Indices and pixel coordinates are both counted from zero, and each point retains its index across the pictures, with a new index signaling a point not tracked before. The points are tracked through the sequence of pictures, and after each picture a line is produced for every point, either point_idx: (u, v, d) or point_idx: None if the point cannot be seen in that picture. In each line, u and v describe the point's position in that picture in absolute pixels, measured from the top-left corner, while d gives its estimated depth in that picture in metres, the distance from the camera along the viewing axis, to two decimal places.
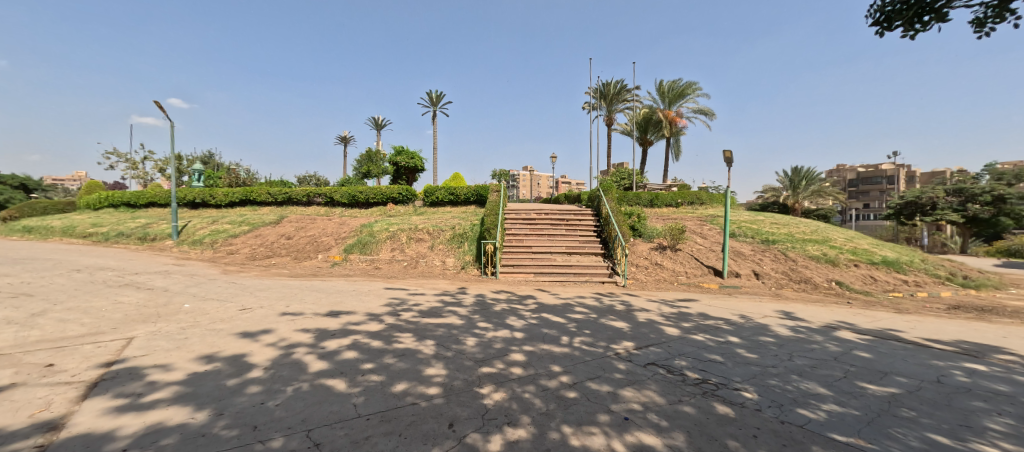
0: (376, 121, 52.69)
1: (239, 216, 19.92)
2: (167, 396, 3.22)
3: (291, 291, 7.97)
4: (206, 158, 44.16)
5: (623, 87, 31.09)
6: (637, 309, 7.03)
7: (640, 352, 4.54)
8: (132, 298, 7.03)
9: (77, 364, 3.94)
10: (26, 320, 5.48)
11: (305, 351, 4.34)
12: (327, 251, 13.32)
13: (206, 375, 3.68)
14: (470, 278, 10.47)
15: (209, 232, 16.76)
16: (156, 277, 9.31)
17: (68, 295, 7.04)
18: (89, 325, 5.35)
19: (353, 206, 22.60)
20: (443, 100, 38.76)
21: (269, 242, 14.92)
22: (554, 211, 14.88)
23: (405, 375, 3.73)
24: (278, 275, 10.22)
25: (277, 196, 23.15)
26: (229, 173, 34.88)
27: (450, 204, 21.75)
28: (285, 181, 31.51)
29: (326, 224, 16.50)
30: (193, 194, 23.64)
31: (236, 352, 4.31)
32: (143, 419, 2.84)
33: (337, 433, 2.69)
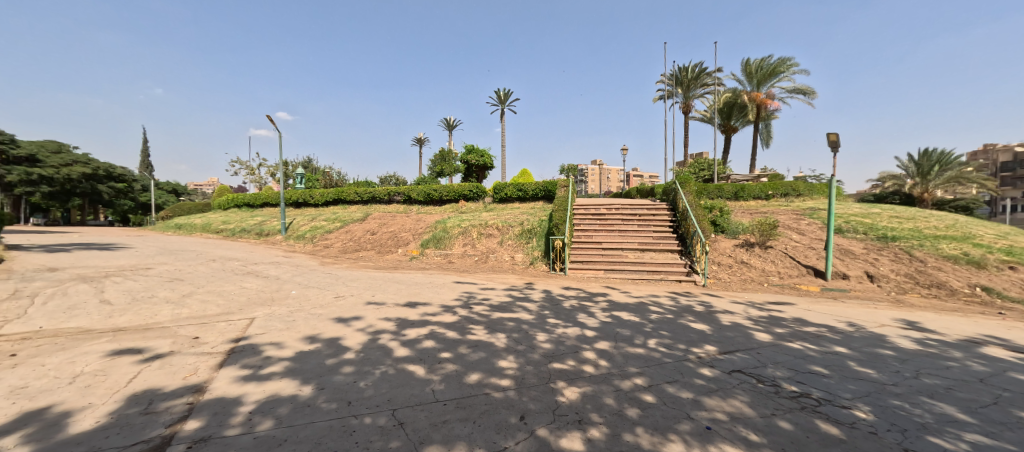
0: (447, 121, 55.11)
1: (333, 214, 22.30)
2: (281, 370, 3.74)
3: (375, 282, 8.72)
4: (306, 163, 50.18)
5: (703, 70, 28.73)
6: (720, 310, 6.49)
7: (726, 358, 4.19)
8: (252, 284, 8.26)
9: (215, 338, 4.74)
10: (179, 300, 6.74)
11: (389, 337, 4.72)
12: (406, 245, 14.32)
13: (309, 353, 4.20)
14: (539, 274, 10.52)
15: (309, 229, 18.98)
16: (269, 266, 10.83)
17: (207, 280, 8.52)
18: (221, 306, 6.41)
19: (428, 204, 23.98)
20: (511, 97, 39.40)
21: (357, 237, 16.49)
22: (626, 206, 14.28)
23: (479, 366, 3.88)
24: (365, 267, 11.26)
25: (363, 196, 25.42)
26: (324, 176, 39.14)
27: (519, 200, 22.00)
28: (370, 182, 34.52)
29: (405, 221, 17.74)
30: (297, 195, 27.01)
31: (333, 335, 4.85)
32: (263, 389, 3.32)
33: (418, 415, 2.89)
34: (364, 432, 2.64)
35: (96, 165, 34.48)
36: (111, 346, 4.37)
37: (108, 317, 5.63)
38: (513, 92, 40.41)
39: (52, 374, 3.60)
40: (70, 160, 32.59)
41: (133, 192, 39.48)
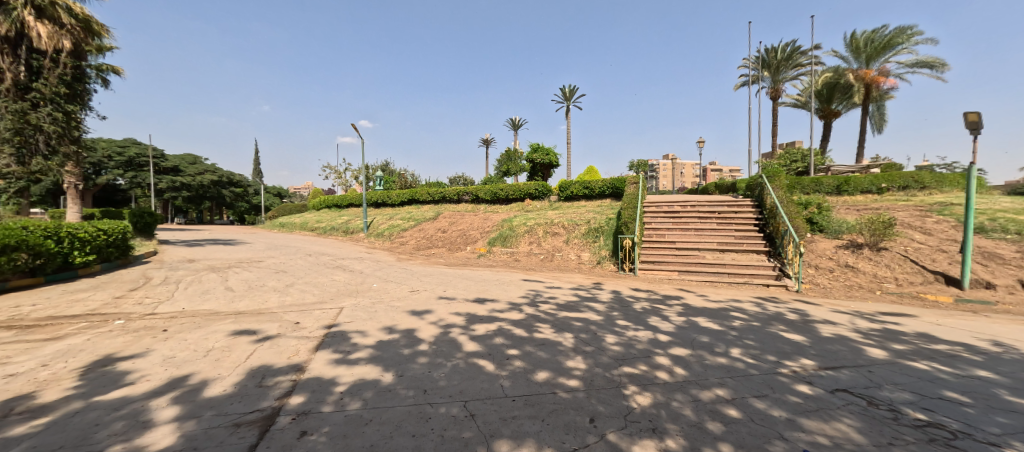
0: (512, 121, 55.90)
1: (408, 213, 23.84)
2: (366, 356, 4.09)
3: (446, 278, 9.14)
4: (384, 166, 54.27)
5: (796, 49, 25.67)
6: (819, 320, 5.74)
7: (826, 375, 3.70)
8: (340, 277, 9.14)
9: (311, 324, 5.34)
10: (282, 289, 7.69)
11: (459, 332, 4.92)
12: (474, 243, 14.81)
13: (389, 343, 4.54)
14: (607, 274, 10.21)
15: (387, 227, 20.49)
16: (354, 261, 11.90)
17: (304, 273, 9.62)
18: (315, 296, 7.19)
19: (495, 203, 24.53)
20: (577, 93, 38.78)
21: (429, 235, 17.43)
22: (704, 203, 13.26)
23: (547, 365, 3.87)
24: (437, 264, 11.86)
25: (434, 196, 26.79)
26: (400, 178, 42.03)
27: (585, 198, 21.56)
28: (440, 183, 36.35)
29: (473, 220, 18.33)
30: (377, 196, 29.33)
31: (409, 327, 5.18)
32: (351, 372, 3.66)
33: (488, 408, 2.97)
34: (439, 421, 2.78)
35: (221, 173, 40.85)
36: (232, 327, 5.13)
37: (230, 301, 6.63)
38: (578, 88, 39.73)
39: (191, 347, 4.33)
40: (202, 170, 38.99)
41: (248, 195, 46.09)
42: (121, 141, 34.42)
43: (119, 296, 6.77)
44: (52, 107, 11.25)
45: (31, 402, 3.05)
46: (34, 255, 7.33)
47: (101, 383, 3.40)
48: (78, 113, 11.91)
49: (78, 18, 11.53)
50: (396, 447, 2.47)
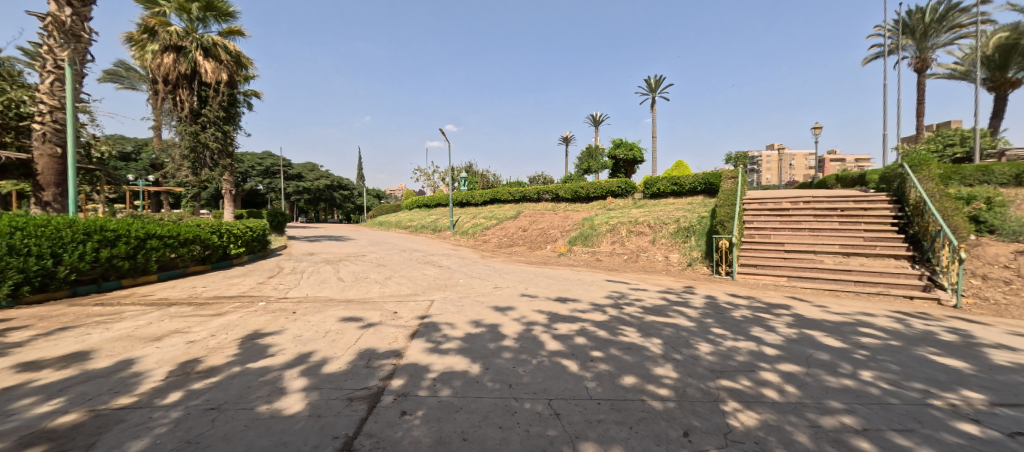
0: (593, 117, 54.56)
1: (490, 212, 24.69)
2: (455, 347, 4.35)
3: (528, 276, 9.28)
4: (468, 168, 56.97)
5: (952, 7, 20.88)
6: (988, 344, 4.61)
7: (999, 413, 2.96)
8: (430, 272, 9.84)
9: (406, 314, 5.84)
10: (382, 281, 8.53)
11: (542, 330, 4.97)
12: (554, 242, 14.78)
13: (476, 336, 4.76)
14: (700, 277, 9.42)
15: (471, 225, 21.48)
16: (442, 258, 12.71)
17: (400, 267, 10.55)
18: (410, 288, 7.85)
19: (576, 201, 24.18)
20: (664, 84, 36.42)
21: (510, 233, 17.85)
22: (821, 198, 11.50)
23: (633, 370, 3.71)
24: (518, 262, 12.10)
25: (515, 195, 27.34)
26: (483, 178, 43.76)
27: (673, 195, 20.15)
28: (521, 182, 37.05)
29: (553, 218, 18.30)
30: (462, 196, 30.92)
31: (494, 322, 5.37)
32: (442, 361, 3.92)
33: (573, 409, 2.95)
34: (524, 416, 2.84)
35: (333, 178, 46.73)
36: (344, 313, 5.85)
37: (341, 290, 7.55)
38: (665, 78, 37.27)
39: (313, 328, 5.04)
40: (319, 176, 45.02)
41: (353, 198, 52.02)
42: (260, 153, 41.35)
43: (261, 282, 8.16)
44: (214, 128, 13.97)
45: (204, 365, 3.83)
46: (205, 247, 9.18)
47: (250, 353, 4.13)
48: (232, 132, 14.61)
49: (232, 54, 14.12)
50: (485, 436, 2.58)
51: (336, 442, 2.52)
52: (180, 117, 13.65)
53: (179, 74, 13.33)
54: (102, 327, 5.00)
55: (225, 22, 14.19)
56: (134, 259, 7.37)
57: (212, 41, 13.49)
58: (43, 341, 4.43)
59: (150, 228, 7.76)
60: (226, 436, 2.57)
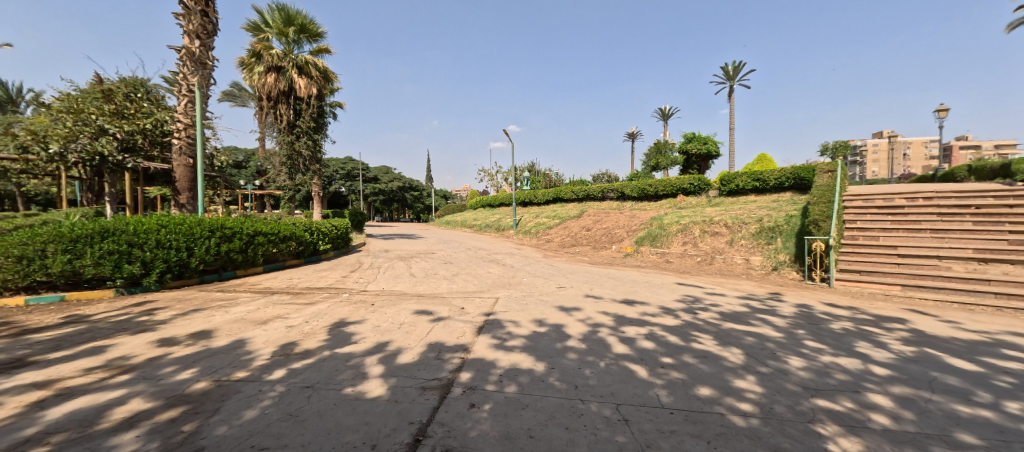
0: (662, 111, 51.71)
1: (553, 211, 24.55)
2: (520, 345, 4.40)
3: (592, 276, 9.09)
4: (530, 167, 57.25)
5: None
6: None
7: None
8: (495, 270, 10.06)
9: (473, 310, 6.04)
10: (450, 278, 8.90)
11: (608, 332, 4.84)
12: (620, 242, 14.29)
13: (540, 335, 4.78)
14: (787, 283, 8.50)
15: (534, 224, 21.60)
16: (506, 256, 12.92)
17: (466, 265, 10.93)
18: (476, 285, 8.10)
19: (643, 199, 23.14)
20: (743, 70, 33.40)
21: (573, 233, 17.60)
22: (948, 194, 9.73)
23: (710, 380, 3.46)
24: (582, 262, 11.89)
25: (578, 194, 26.91)
26: (545, 177, 43.72)
27: (755, 191, 18.41)
28: (584, 181, 36.33)
29: (618, 218, 17.69)
30: (525, 195, 31.17)
31: (558, 322, 5.34)
32: (508, 358, 3.99)
33: (644, 416, 2.83)
34: (591, 419, 2.79)
35: (404, 180, 49.82)
36: (416, 307, 6.22)
37: (413, 285, 8.03)
38: (746, 64, 34.13)
39: (389, 320, 5.43)
40: (392, 178, 48.26)
41: (423, 198, 54.98)
42: (342, 158, 45.42)
43: (344, 276, 8.98)
44: (307, 138, 15.68)
45: (300, 347, 4.32)
46: (299, 243, 10.34)
47: (337, 339, 4.58)
48: (320, 140, 16.28)
49: (320, 71, 15.69)
50: (552, 436, 2.58)
51: (411, 427, 2.69)
52: (280, 128, 15.52)
53: (278, 91, 15.13)
54: (221, 310, 5.86)
55: (315, 41, 15.76)
56: (245, 253, 8.53)
57: (305, 60, 15.11)
58: (180, 320, 5.32)
59: (257, 226, 8.92)
60: (319, 413, 2.87)
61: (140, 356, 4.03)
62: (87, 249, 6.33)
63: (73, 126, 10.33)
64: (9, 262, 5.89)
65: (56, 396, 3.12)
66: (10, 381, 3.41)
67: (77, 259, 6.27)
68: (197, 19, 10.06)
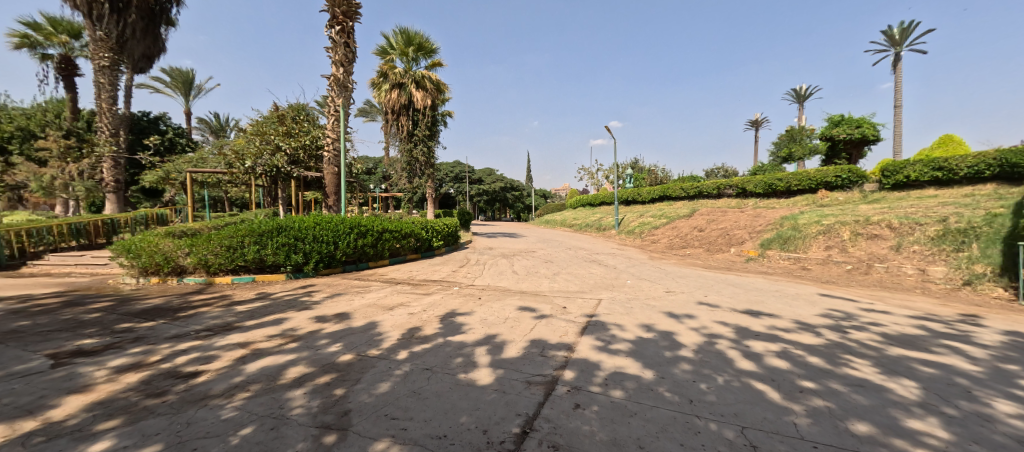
0: (796, 91, 44.38)
1: (659, 210, 22.97)
2: (626, 349, 4.24)
3: (707, 282, 8.26)
4: (633, 163, 54.46)
5: None
6: None
7: None
8: (597, 271, 9.83)
9: (575, 310, 6.00)
10: (551, 276, 8.98)
11: (728, 345, 4.35)
12: (741, 245, 12.69)
13: (648, 341, 4.52)
14: (988, 303, 6.54)
15: (638, 224, 20.47)
16: (608, 257, 12.52)
17: (567, 264, 10.90)
18: (577, 285, 8.02)
19: (770, 196, 20.18)
20: (915, 31, 26.72)
21: (683, 234, 16.21)
22: None
23: (867, 414, 2.87)
24: (694, 265, 10.89)
25: (689, 191, 24.69)
26: (649, 174, 41.13)
27: (934, 184, 14.60)
28: (696, 177, 33.17)
29: (739, 217, 15.73)
30: (628, 193, 29.80)
31: (668, 328, 4.99)
32: (613, 362, 3.87)
33: (776, 445, 2.48)
34: (711, 439, 2.54)
35: (506, 181, 51.85)
36: (519, 303, 6.44)
37: (516, 282, 8.32)
38: (919, 23, 27.22)
39: (495, 314, 5.72)
40: (495, 179, 50.61)
41: (523, 198, 56.98)
42: (451, 162, 49.28)
43: (454, 270, 9.73)
44: (422, 145, 17.42)
45: (420, 333, 4.82)
46: (417, 239, 11.54)
47: (450, 328, 4.99)
48: (434, 146, 17.92)
49: (434, 83, 17.26)
50: (664, 449, 2.43)
51: (519, 419, 2.80)
52: (401, 138, 17.53)
53: (400, 105, 17.10)
54: (358, 296, 6.87)
55: (430, 56, 17.36)
56: (376, 247, 9.84)
57: (421, 75, 16.79)
58: (329, 301, 6.42)
59: (384, 224, 10.22)
60: (437, 393, 3.17)
61: (303, 329, 4.96)
62: (268, 241, 8.01)
63: (260, 146, 13.20)
64: (222, 250, 7.78)
65: (251, 355, 4.02)
66: (224, 340, 4.52)
67: (262, 249, 7.98)
68: (341, 50, 11.97)
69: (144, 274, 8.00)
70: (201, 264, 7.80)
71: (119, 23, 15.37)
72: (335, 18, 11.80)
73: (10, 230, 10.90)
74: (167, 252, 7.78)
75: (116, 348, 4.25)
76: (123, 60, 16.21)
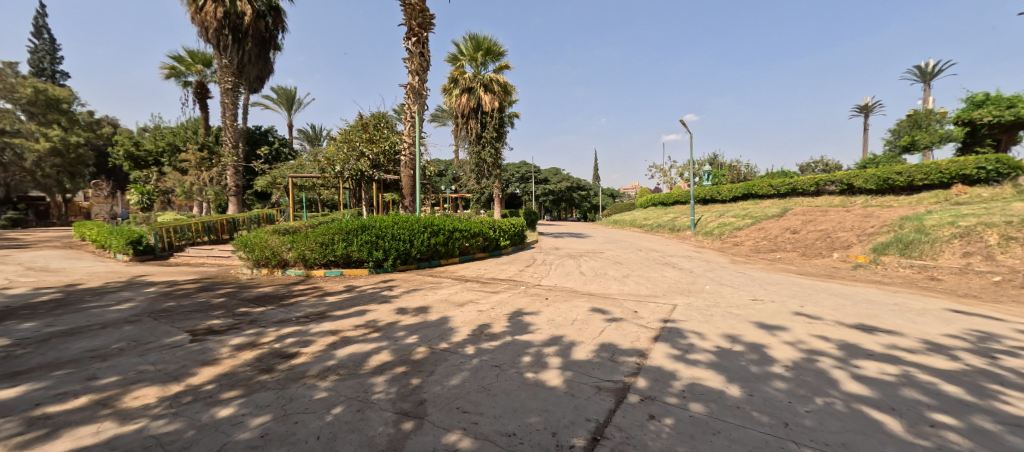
0: (918, 69, 37.81)
1: (743, 209, 21.02)
2: (706, 360, 3.92)
3: (803, 290, 7.35)
4: (712, 159, 50.49)
5: None
6: None
7: None
8: (671, 274, 9.25)
9: (648, 315, 5.70)
10: (621, 279, 8.65)
11: (832, 364, 3.82)
12: (846, 249, 11.10)
13: (732, 353, 4.14)
14: None
15: (718, 225, 18.93)
16: (684, 260, 11.72)
17: (638, 266, 10.41)
18: (650, 289, 7.63)
19: (884, 193, 17.43)
20: None
21: (773, 236, 14.63)
22: None
23: None
24: (786, 271, 9.77)
25: (780, 188, 22.28)
26: (731, 170, 37.76)
27: None
28: (787, 173, 29.80)
29: (843, 218, 13.79)
30: (706, 192, 27.76)
31: (756, 340, 4.52)
32: (691, 373, 3.59)
33: None
34: None
35: (573, 180, 51.20)
36: (588, 305, 6.29)
37: (585, 284, 8.15)
38: None
39: (563, 314, 5.65)
40: (561, 178, 50.22)
41: (590, 198, 55.84)
42: (518, 163, 49.94)
43: (522, 270, 9.82)
44: (490, 146, 17.85)
45: (489, 330, 4.94)
46: (485, 238, 11.85)
47: (518, 327, 5.04)
48: (501, 147, 18.28)
49: (502, 86, 17.59)
50: None
51: (588, 424, 2.72)
52: (471, 140, 18.15)
53: (469, 108, 17.71)
54: (431, 291, 7.25)
55: (498, 59, 17.73)
56: (447, 245, 10.30)
57: (489, 78, 17.22)
58: (406, 296, 6.85)
59: (455, 224, 10.64)
60: (506, 391, 3.21)
61: (383, 320, 5.36)
62: (354, 238, 8.79)
63: (347, 153, 14.57)
64: (317, 246, 8.71)
65: (342, 342, 4.45)
66: (318, 327, 5.05)
67: (349, 245, 8.78)
68: (417, 59, 12.72)
69: (257, 266, 9.25)
70: (300, 258, 8.81)
71: (239, 50, 17.97)
72: (411, 30, 12.58)
73: (163, 228, 13.30)
74: (274, 248, 8.91)
75: (237, 328, 4.98)
76: (241, 82, 18.94)
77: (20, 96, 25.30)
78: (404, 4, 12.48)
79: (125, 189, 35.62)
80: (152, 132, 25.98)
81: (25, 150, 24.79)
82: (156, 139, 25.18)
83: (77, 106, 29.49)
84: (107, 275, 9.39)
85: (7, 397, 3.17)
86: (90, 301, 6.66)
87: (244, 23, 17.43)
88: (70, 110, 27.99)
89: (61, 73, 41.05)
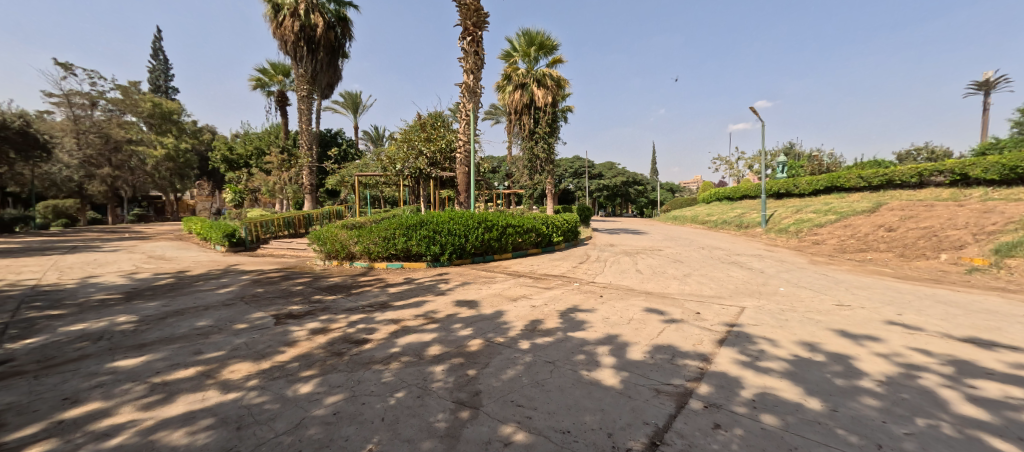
0: None
1: (825, 204, 18.98)
2: (781, 369, 3.59)
3: (901, 296, 6.46)
4: (787, 149, 46.11)
5: None
6: None
7: None
8: (739, 274, 8.59)
9: (712, 318, 5.35)
10: (680, 278, 8.20)
11: (938, 381, 3.31)
12: (958, 250, 9.58)
13: (812, 363, 3.74)
14: None
15: (794, 221, 17.25)
16: (754, 259, 10.82)
17: (701, 265, 9.81)
18: (713, 289, 7.15)
19: (1008, 184, 14.79)
20: None
21: (862, 234, 13.03)
22: None
23: None
24: (879, 273, 8.65)
25: (870, 180, 19.78)
26: (811, 161, 34.08)
27: None
28: (881, 163, 26.30)
29: (954, 213, 11.91)
30: (779, 185, 25.44)
31: (841, 350, 4.06)
32: (764, 382, 3.30)
33: None
34: None
35: (629, 175, 49.37)
36: (644, 304, 6.06)
37: (642, 282, 7.84)
38: None
39: (618, 313, 5.49)
40: (617, 173, 48.61)
41: (647, 193, 53.60)
42: (572, 158, 49.25)
43: (576, 266, 9.68)
44: (544, 142, 17.75)
45: (542, 326, 4.93)
46: (538, 235, 11.82)
47: (572, 324, 4.98)
48: (554, 142, 18.10)
49: (555, 80, 17.37)
50: None
51: (647, 428, 2.63)
52: (524, 136, 18.19)
53: (523, 105, 17.72)
54: (485, 285, 7.41)
55: (551, 54, 17.54)
56: (501, 241, 10.44)
57: (543, 73, 17.09)
58: (460, 289, 7.06)
59: (508, 220, 10.76)
60: (560, 388, 3.19)
61: (441, 312, 5.58)
62: (413, 233, 9.23)
63: (407, 152, 15.36)
64: (380, 240, 9.25)
65: (402, 331, 4.69)
66: (382, 315, 5.38)
67: (409, 239, 9.23)
68: (471, 58, 13.00)
69: (329, 258, 10.05)
70: (366, 251, 9.42)
71: (313, 61, 19.58)
72: (467, 30, 12.83)
73: (252, 222, 14.92)
74: (342, 241, 9.61)
75: (312, 314, 5.47)
76: (315, 89, 20.60)
77: (142, 110, 29.47)
78: (459, 5, 12.78)
79: (222, 189, 40.44)
80: (243, 137, 29.23)
81: (147, 157, 28.97)
82: (246, 143, 28.27)
83: (184, 117, 33.96)
84: (208, 263, 10.76)
85: (135, 365, 3.76)
86: (196, 285, 7.68)
87: (317, 34, 18.92)
88: (178, 120, 32.30)
89: (172, 89, 47.54)
